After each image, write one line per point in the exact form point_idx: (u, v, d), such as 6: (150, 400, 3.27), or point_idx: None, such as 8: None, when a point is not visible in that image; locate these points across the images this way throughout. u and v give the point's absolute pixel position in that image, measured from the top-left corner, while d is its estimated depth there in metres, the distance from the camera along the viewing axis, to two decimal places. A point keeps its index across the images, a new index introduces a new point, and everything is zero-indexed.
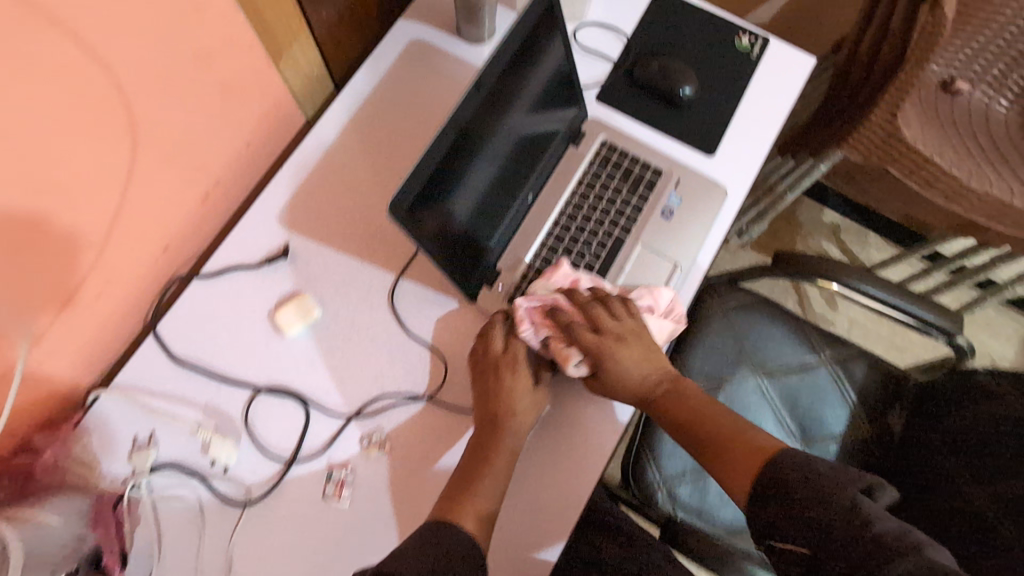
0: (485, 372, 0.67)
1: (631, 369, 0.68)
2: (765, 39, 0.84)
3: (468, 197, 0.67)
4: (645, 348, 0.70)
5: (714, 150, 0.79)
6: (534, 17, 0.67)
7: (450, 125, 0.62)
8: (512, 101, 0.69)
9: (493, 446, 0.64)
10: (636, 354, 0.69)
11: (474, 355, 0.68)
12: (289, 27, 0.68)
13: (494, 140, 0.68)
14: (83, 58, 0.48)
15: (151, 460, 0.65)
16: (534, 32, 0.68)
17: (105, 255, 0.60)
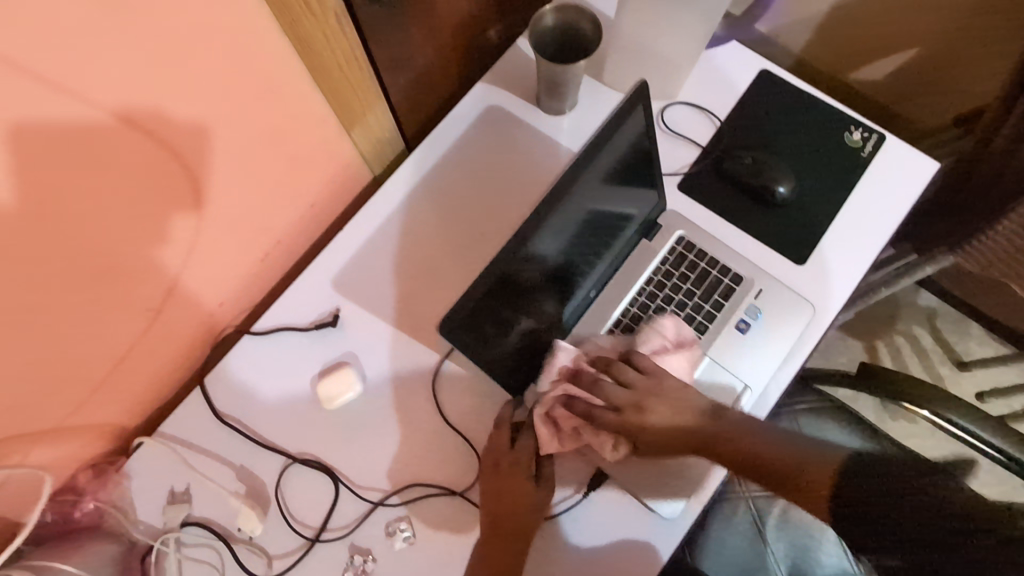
0: (493, 469, 0.64)
1: (659, 430, 0.61)
2: (881, 135, 0.76)
3: (529, 298, 0.64)
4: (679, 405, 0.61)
5: (806, 259, 0.72)
6: (623, 113, 0.60)
7: (517, 241, 0.58)
8: (590, 199, 0.63)
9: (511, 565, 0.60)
10: (665, 412, 0.61)
11: (485, 444, 0.65)
12: (365, 97, 0.66)
13: (564, 240, 0.63)
14: (149, 145, 0.47)
15: (184, 517, 0.65)
16: (619, 128, 0.61)
17: (160, 317, 0.61)
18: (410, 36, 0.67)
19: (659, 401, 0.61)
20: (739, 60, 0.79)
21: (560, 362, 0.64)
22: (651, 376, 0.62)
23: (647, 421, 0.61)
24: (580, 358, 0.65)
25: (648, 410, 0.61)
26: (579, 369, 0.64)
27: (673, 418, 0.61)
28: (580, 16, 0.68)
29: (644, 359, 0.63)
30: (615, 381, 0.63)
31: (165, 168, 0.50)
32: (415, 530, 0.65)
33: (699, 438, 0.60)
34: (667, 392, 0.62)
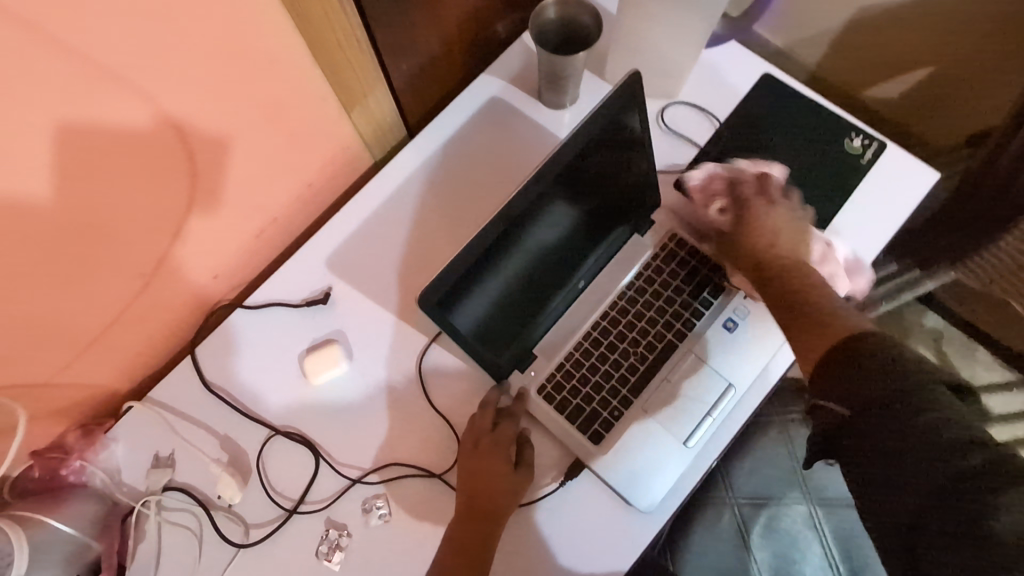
0: (470, 451, 0.64)
1: (768, 232, 0.66)
2: (881, 143, 0.76)
3: (512, 282, 0.63)
4: (797, 232, 0.66)
5: None
6: (617, 101, 0.60)
7: (502, 218, 0.57)
8: (582, 184, 0.63)
9: (482, 548, 0.60)
10: (782, 225, 0.66)
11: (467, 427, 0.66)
12: (365, 79, 0.68)
13: (553, 223, 0.63)
14: (146, 108, 0.49)
15: (166, 481, 0.67)
16: (615, 116, 0.61)
17: (154, 283, 0.63)
18: (414, 23, 0.68)
19: (772, 212, 0.67)
20: (742, 64, 0.80)
21: (698, 175, 0.71)
22: (772, 213, 0.67)
23: (766, 228, 0.66)
24: (722, 180, 0.70)
25: (766, 220, 0.67)
26: (722, 194, 0.70)
27: (789, 236, 0.66)
28: (583, 10, 0.69)
29: (778, 199, 0.69)
30: (756, 198, 0.69)
31: (161, 132, 0.52)
32: (391, 508, 0.66)
33: (777, 265, 0.64)
34: (774, 212, 0.67)
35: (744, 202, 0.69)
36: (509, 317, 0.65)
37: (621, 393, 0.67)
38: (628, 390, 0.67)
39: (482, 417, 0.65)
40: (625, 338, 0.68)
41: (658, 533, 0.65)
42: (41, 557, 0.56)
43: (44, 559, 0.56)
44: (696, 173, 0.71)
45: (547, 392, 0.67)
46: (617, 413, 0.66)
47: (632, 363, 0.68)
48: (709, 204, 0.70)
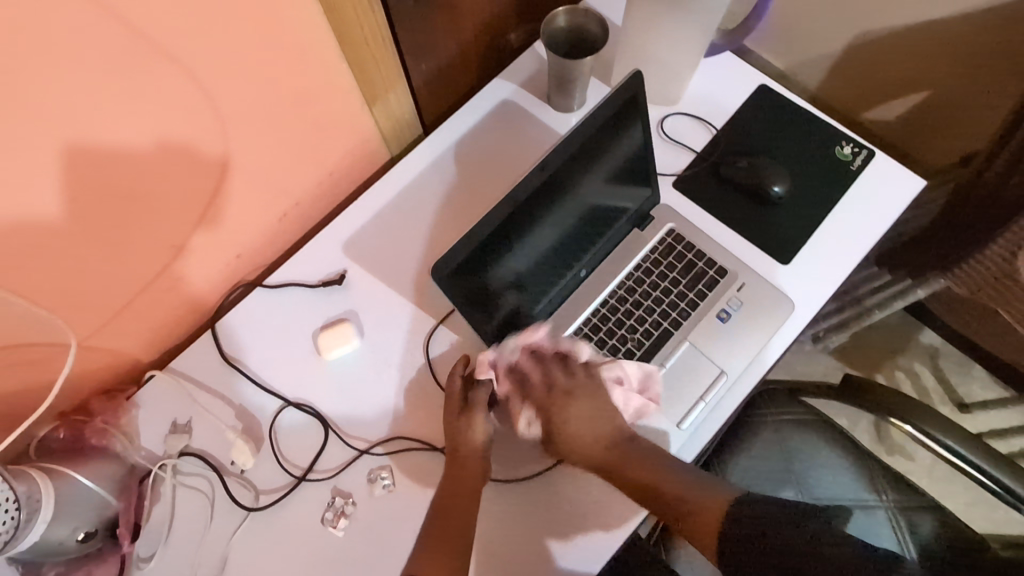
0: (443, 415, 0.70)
1: (580, 429, 0.66)
2: (871, 151, 0.79)
3: (517, 265, 0.67)
4: (597, 407, 0.67)
5: (791, 260, 0.75)
6: (614, 104, 0.66)
7: (507, 202, 0.61)
8: (585, 177, 0.68)
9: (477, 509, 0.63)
10: (586, 411, 0.67)
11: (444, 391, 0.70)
12: (386, 77, 0.73)
13: (558, 212, 0.68)
14: (187, 87, 0.54)
15: (182, 446, 0.70)
16: (611, 117, 0.66)
17: (182, 255, 0.68)
18: (432, 27, 0.74)
19: (574, 403, 0.66)
20: (741, 75, 0.84)
21: (494, 381, 0.67)
22: (581, 395, 0.67)
23: (566, 428, 0.66)
24: (563, 365, 0.68)
25: (563, 422, 0.66)
26: (534, 347, 0.67)
27: (589, 420, 0.67)
28: (591, 18, 0.74)
29: (568, 378, 0.67)
30: (559, 370, 0.68)
31: (198, 111, 0.57)
32: (395, 479, 0.69)
33: (609, 464, 0.65)
34: (579, 393, 0.67)
35: (546, 395, 0.67)
36: (513, 301, 0.68)
37: None
38: None
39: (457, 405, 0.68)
40: (624, 325, 0.72)
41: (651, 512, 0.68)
42: (63, 506, 0.60)
43: (65, 509, 0.60)
44: (487, 371, 0.66)
45: None
46: None
47: (630, 348, 0.71)
48: (520, 414, 0.67)
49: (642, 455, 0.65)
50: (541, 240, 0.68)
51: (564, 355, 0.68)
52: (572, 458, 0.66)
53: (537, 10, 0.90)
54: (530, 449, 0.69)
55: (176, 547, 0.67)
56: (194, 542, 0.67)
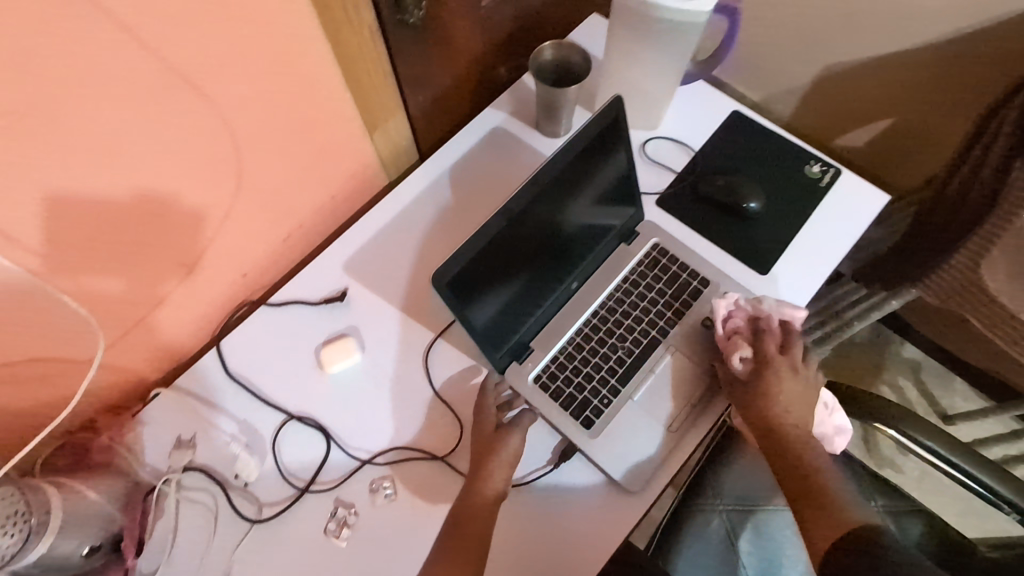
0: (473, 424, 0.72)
1: (783, 399, 0.70)
2: (838, 169, 0.85)
3: (512, 277, 0.70)
4: (807, 401, 0.71)
5: (768, 271, 0.80)
6: (600, 126, 0.71)
7: (503, 217, 0.66)
8: (574, 194, 0.72)
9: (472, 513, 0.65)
10: (797, 394, 0.71)
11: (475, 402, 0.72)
12: (386, 106, 0.78)
13: (549, 227, 0.72)
14: (205, 114, 0.58)
15: (187, 461, 0.71)
16: (598, 138, 0.71)
17: (192, 273, 0.71)
18: (429, 60, 0.80)
19: (790, 377, 0.71)
20: (715, 102, 0.91)
21: (721, 313, 0.73)
22: (787, 364, 0.72)
23: (772, 391, 0.70)
24: (766, 327, 0.73)
25: (779, 382, 0.70)
26: (767, 317, 0.73)
27: (791, 400, 0.70)
28: (575, 51, 0.80)
29: (790, 353, 0.72)
30: (773, 346, 0.72)
31: (214, 136, 0.61)
32: (396, 488, 0.70)
33: (779, 435, 0.70)
34: (803, 376, 0.71)
35: (770, 358, 0.71)
36: (506, 311, 0.71)
37: (610, 382, 0.73)
38: (617, 381, 0.73)
39: (485, 425, 0.70)
40: (614, 334, 0.76)
41: (645, 514, 0.70)
42: (73, 520, 0.61)
43: (76, 522, 0.61)
44: (722, 319, 0.73)
45: (543, 381, 0.73)
46: (607, 401, 0.72)
47: (620, 357, 0.75)
48: (737, 350, 0.71)
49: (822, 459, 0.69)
50: (534, 253, 0.71)
51: (784, 320, 0.73)
52: (762, 417, 0.70)
53: (524, 45, 0.96)
54: (528, 455, 0.72)
55: (180, 562, 0.67)
56: (197, 556, 0.67)
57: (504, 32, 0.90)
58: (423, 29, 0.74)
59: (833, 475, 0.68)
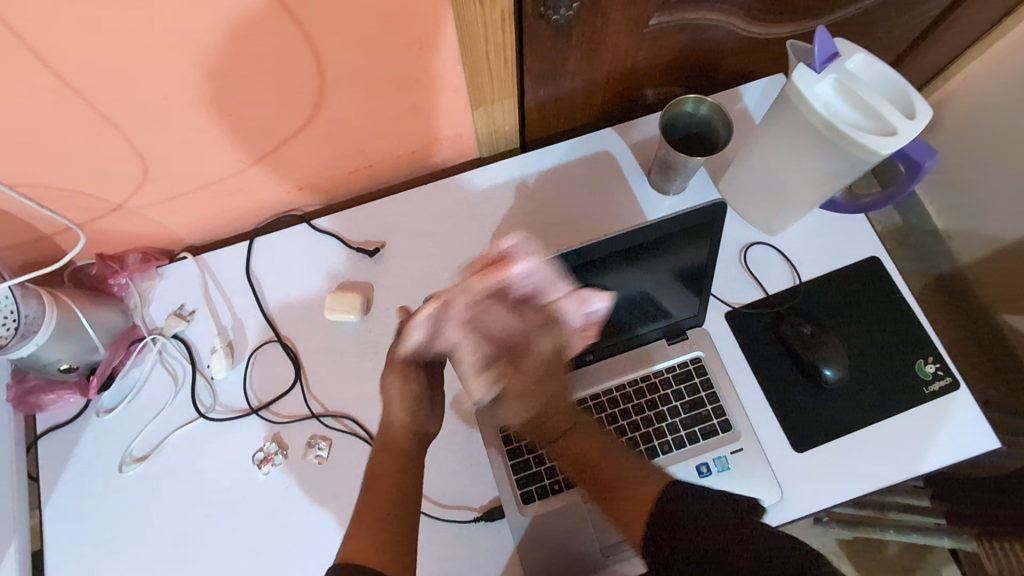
0: None
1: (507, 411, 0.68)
2: (955, 382, 0.69)
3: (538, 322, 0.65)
4: (529, 380, 0.67)
5: (804, 451, 0.68)
6: (673, 230, 0.61)
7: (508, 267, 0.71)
8: (643, 271, 0.64)
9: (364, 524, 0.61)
10: (518, 385, 0.67)
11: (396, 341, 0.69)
12: (498, 89, 0.72)
13: (601, 288, 0.65)
14: (300, 41, 0.56)
15: (177, 330, 0.75)
16: (672, 239, 0.62)
17: (249, 172, 0.72)
18: (565, 62, 0.72)
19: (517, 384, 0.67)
20: (856, 236, 0.76)
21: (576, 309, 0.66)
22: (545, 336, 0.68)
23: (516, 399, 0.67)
24: (486, 342, 0.67)
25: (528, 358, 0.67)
26: (484, 308, 0.66)
27: (539, 392, 0.67)
28: (719, 117, 0.69)
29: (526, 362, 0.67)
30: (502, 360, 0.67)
31: (302, 62, 0.59)
32: (328, 454, 0.70)
33: (551, 411, 0.66)
34: (537, 370, 0.67)
35: (532, 357, 0.67)
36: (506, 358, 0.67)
37: None
38: None
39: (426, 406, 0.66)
40: (601, 427, 0.68)
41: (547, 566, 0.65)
42: (57, 333, 0.66)
43: (58, 339, 0.66)
44: (453, 329, 0.67)
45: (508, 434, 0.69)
46: (557, 488, 0.67)
47: None
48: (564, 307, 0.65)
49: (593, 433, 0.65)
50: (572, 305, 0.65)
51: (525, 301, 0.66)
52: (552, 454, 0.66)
53: (686, 76, 0.85)
54: (458, 497, 0.68)
55: (132, 412, 0.73)
56: (148, 415, 0.73)
57: (667, 57, 0.79)
58: (567, 29, 0.66)
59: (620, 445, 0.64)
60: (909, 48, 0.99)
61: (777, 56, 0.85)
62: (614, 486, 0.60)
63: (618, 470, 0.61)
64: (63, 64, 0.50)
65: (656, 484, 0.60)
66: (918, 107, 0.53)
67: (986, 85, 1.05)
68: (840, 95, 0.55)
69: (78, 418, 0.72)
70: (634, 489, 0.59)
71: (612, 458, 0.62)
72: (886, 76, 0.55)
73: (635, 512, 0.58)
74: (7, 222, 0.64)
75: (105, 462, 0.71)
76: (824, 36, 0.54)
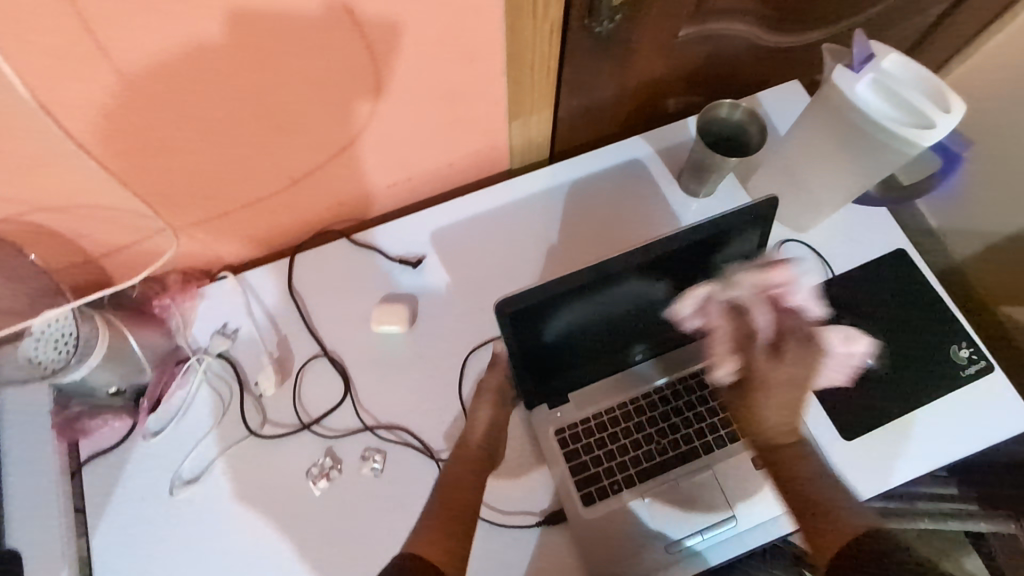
0: None
1: (771, 415, 0.66)
2: (990, 364, 0.72)
3: (590, 325, 0.65)
4: (790, 402, 0.65)
5: (853, 438, 0.70)
6: (729, 222, 0.62)
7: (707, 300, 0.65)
8: (693, 270, 0.65)
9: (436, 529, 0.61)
10: (780, 403, 0.65)
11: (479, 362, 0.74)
12: (537, 101, 0.75)
13: (651, 290, 0.65)
14: (361, 55, 0.58)
15: (222, 350, 0.75)
16: (727, 232, 0.62)
17: (295, 188, 0.73)
18: (600, 72, 0.74)
19: (766, 400, 0.65)
20: (881, 229, 0.79)
21: (693, 313, 0.66)
22: (779, 371, 0.64)
23: (762, 411, 0.66)
24: (750, 329, 0.63)
25: (757, 403, 0.66)
26: (761, 305, 0.63)
27: (784, 405, 0.65)
28: (753, 121, 0.72)
29: (793, 352, 0.63)
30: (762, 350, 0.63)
31: (360, 76, 0.60)
32: (383, 467, 0.70)
33: (769, 455, 0.67)
34: (797, 379, 0.64)
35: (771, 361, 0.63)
36: (541, 360, 0.66)
37: (627, 471, 0.68)
38: (635, 473, 0.68)
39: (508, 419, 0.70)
40: (655, 425, 0.70)
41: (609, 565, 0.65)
42: (109, 356, 0.65)
43: (110, 362, 0.66)
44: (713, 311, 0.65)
45: (563, 437, 0.69)
46: (616, 487, 0.68)
47: (651, 450, 0.69)
48: (771, 282, 0.62)
49: (811, 462, 0.66)
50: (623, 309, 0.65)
51: (793, 310, 0.64)
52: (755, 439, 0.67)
53: (706, 86, 0.88)
54: (518, 503, 0.69)
55: (180, 435, 0.72)
56: (196, 437, 0.72)
57: (690, 67, 0.82)
58: (607, 41, 0.69)
59: (830, 475, 0.66)
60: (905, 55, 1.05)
61: (789, 66, 0.89)
62: (820, 506, 0.64)
63: (828, 516, 0.63)
64: (138, 80, 0.51)
65: (851, 525, 0.62)
66: (952, 100, 0.56)
67: (977, 87, 1.12)
68: (879, 92, 0.58)
69: (122, 444, 0.71)
70: (824, 523, 0.63)
71: (838, 505, 0.64)
72: (922, 74, 0.58)
73: (813, 539, 0.63)
74: (59, 242, 0.64)
75: (154, 486, 0.70)
76: (860, 39, 0.58)
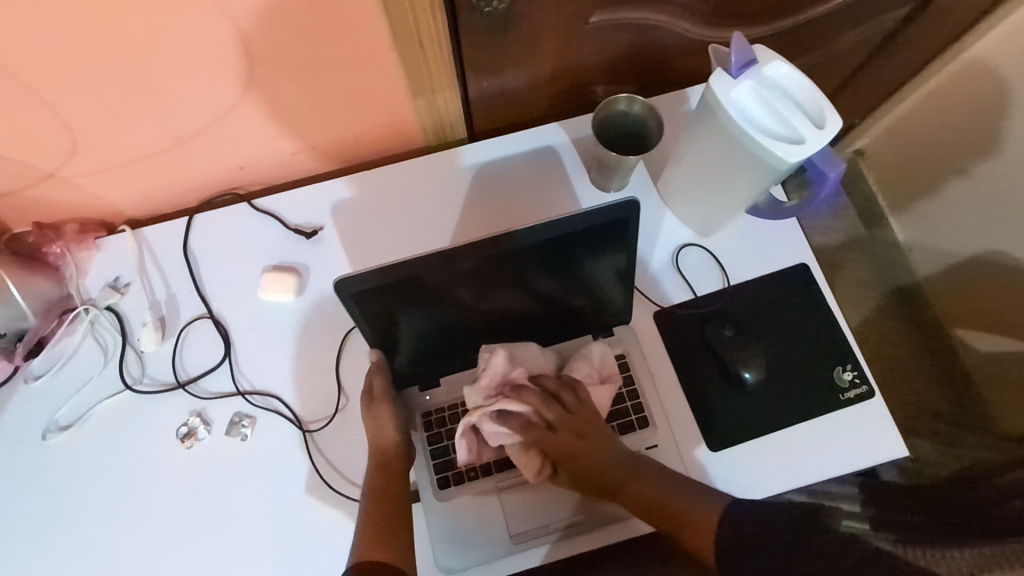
0: None
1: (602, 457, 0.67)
2: (871, 390, 0.71)
3: (458, 305, 0.65)
4: (599, 432, 0.68)
5: (719, 449, 0.69)
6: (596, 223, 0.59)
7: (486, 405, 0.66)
8: (594, 261, 0.64)
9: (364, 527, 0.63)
10: (597, 454, 0.67)
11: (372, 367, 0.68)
12: (438, 79, 0.72)
13: (572, 270, 0.65)
14: (225, 23, 0.56)
15: (111, 302, 0.76)
16: (593, 232, 0.60)
17: (185, 147, 0.72)
18: (506, 54, 0.72)
19: (585, 404, 0.68)
20: (790, 242, 0.77)
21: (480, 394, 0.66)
22: (581, 414, 0.68)
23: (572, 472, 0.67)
24: (519, 417, 0.67)
25: (582, 454, 0.67)
26: (502, 399, 0.66)
27: (593, 456, 0.67)
28: (651, 115, 0.70)
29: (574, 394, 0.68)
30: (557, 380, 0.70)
31: (227, 42, 0.59)
32: (252, 432, 0.71)
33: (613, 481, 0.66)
34: (582, 426, 0.67)
35: (568, 415, 0.67)
36: (557, 270, 0.64)
37: (487, 460, 0.69)
38: (494, 463, 0.69)
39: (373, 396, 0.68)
40: None
41: (454, 548, 0.67)
42: None
43: None
44: (491, 424, 0.66)
45: (429, 420, 0.70)
46: (473, 475, 0.68)
47: None
48: (494, 368, 0.67)
49: (650, 476, 0.66)
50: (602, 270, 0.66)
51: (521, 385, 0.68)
52: (586, 485, 0.67)
53: (636, 75, 0.85)
54: None
55: (61, 379, 0.73)
56: (77, 384, 0.73)
57: (613, 55, 0.79)
58: (504, 22, 0.66)
59: (686, 484, 0.65)
60: (871, 58, 0.99)
61: None
62: (686, 522, 0.62)
63: (688, 505, 0.63)
64: None
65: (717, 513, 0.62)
66: (828, 117, 0.54)
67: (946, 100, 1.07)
68: (757, 101, 0.56)
69: (4, 384, 0.73)
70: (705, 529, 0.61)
71: (679, 496, 0.64)
72: (802, 84, 0.56)
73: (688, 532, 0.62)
74: None
75: (29, 427, 0.72)
76: (742, 42, 0.55)
